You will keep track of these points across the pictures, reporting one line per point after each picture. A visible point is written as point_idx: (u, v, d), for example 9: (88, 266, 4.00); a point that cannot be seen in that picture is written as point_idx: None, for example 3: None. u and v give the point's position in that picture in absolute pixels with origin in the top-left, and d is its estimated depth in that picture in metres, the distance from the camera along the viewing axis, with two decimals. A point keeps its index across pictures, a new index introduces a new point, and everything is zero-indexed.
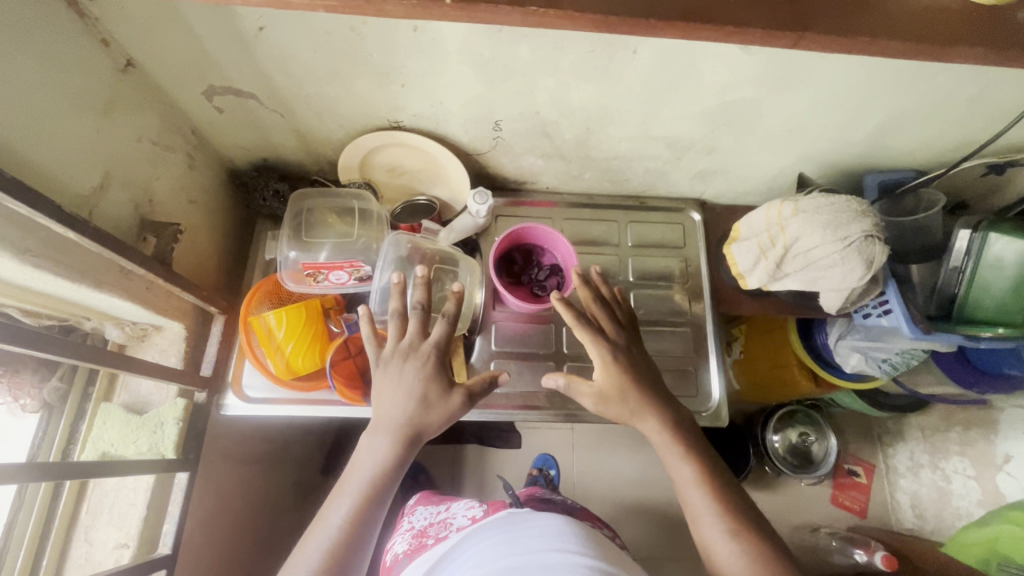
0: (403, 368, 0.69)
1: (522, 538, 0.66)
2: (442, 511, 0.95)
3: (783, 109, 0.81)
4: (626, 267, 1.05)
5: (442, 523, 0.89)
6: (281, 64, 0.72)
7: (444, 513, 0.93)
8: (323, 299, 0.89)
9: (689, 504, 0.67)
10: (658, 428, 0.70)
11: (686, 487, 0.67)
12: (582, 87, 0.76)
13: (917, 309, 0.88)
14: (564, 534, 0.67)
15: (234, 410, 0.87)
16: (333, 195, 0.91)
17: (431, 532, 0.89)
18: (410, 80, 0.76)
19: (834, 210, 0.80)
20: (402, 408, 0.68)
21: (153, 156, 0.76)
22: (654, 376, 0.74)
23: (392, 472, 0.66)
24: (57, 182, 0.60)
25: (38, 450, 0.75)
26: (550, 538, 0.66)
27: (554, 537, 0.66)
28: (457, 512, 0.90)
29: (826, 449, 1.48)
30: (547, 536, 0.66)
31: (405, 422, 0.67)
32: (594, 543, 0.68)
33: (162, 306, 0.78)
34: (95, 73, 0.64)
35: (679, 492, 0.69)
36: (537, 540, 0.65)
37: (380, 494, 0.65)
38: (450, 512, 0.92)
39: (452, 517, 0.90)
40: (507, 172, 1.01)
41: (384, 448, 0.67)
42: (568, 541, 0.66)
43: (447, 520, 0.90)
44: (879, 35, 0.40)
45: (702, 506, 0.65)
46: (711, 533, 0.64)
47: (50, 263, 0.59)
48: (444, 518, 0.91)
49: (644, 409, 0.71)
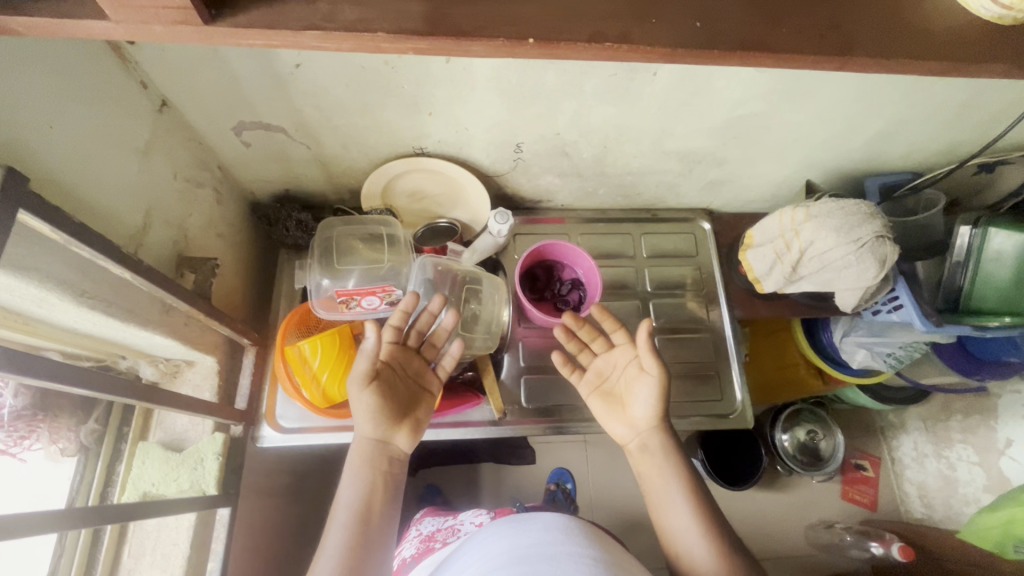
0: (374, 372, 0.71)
1: (530, 537, 0.65)
2: (449, 519, 0.96)
3: (790, 121, 0.85)
4: (642, 278, 1.08)
5: (449, 528, 0.91)
6: (312, 98, 0.74)
7: (451, 520, 0.94)
8: (353, 325, 0.89)
9: (664, 516, 0.70)
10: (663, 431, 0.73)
11: (666, 498, 0.70)
12: (604, 108, 0.80)
13: (927, 302, 0.91)
14: (571, 533, 0.66)
15: (270, 441, 0.87)
16: (358, 223, 0.93)
17: (438, 536, 0.91)
18: (438, 108, 0.78)
19: (845, 214, 0.83)
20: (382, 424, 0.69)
21: (186, 193, 0.76)
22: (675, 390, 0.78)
23: (382, 487, 0.67)
24: (109, 222, 0.60)
25: (77, 494, 0.74)
26: (559, 537, 0.65)
27: (558, 534, 0.66)
28: (464, 520, 0.91)
29: (834, 445, 1.50)
30: (553, 534, 0.66)
31: (377, 428, 0.69)
32: (599, 541, 0.67)
33: (197, 340, 0.79)
34: (136, 115, 0.65)
35: (653, 504, 0.71)
36: (540, 536, 0.65)
37: (377, 510, 0.65)
38: (457, 520, 0.93)
39: (459, 524, 0.91)
40: (524, 191, 1.04)
41: (369, 462, 0.67)
42: (576, 540, 0.65)
43: (454, 526, 0.91)
44: (921, 58, 0.40)
45: (677, 514, 0.69)
46: (689, 539, 0.67)
47: (104, 304, 0.59)
48: (451, 525, 0.92)
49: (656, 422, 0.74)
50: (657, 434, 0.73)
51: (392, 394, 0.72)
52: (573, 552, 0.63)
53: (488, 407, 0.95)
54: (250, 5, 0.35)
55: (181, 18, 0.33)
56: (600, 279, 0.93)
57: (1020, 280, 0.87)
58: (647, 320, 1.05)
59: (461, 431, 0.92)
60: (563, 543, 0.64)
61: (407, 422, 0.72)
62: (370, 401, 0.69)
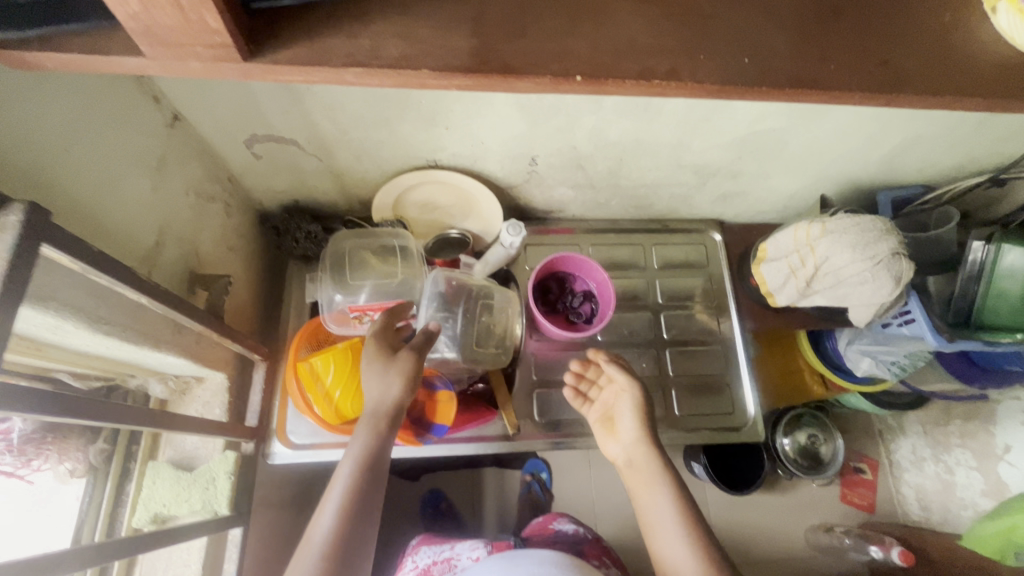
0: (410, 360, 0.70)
1: (524, 572, 0.69)
2: (444, 548, 0.94)
3: (808, 136, 0.85)
4: (653, 290, 1.07)
5: (446, 563, 0.90)
6: (329, 111, 0.72)
7: (446, 551, 0.93)
8: (366, 339, 0.89)
9: (657, 536, 0.68)
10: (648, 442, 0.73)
11: (656, 516, 0.68)
12: (622, 123, 0.79)
13: (939, 317, 0.92)
14: (563, 567, 0.70)
15: (281, 457, 0.85)
16: (369, 235, 0.92)
17: (435, 571, 0.90)
18: (455, 122, 0.77)
19: (862, 230, 0.83)
20: (398, 406, 0.67)
21: (197, 208, 0.75)
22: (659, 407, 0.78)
23: (385, 475, 0.63)
24: (125, 243, 0.59)
25: (86, 516, 0.73)
26: (552, 572, 0.68)
27: (551, 566, 0.69)
28: (461, 553, 0.91)
29: (834, 449, 1.49)
30: (546, 567, 0.69)
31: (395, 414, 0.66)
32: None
33: (208, 358, 0.77)
34: (149, 131, 0.64)
35: (648, 527, 0.69)
36: (532, 568, 0.69)
37: (373, 500, 0.61)
38: (453, 551, 0.92)
39: (457, 558, 0.90)
40: (536, 203, 1.03)
41: (377, 444, 0.64)
42: (568, 575, 0.68)
43: (451, 560, 0.90)
44: (965, 94, 0.40)
45: (669, 532, 0.66)
46: (680, 559, 0.64)
47: (119, 329, 0.58)
48: (447, 558, 0.91)
49: (639, 439, 0.73)
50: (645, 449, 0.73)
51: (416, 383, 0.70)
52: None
53: (501, 420, 0.94)
54: (290, 40, 0.34)
55: (221, 56, 0.32)
56: (614, 291, 0.92)
57: None
58: (658, 332, 1.05)
59: (474, 446, 0.92)
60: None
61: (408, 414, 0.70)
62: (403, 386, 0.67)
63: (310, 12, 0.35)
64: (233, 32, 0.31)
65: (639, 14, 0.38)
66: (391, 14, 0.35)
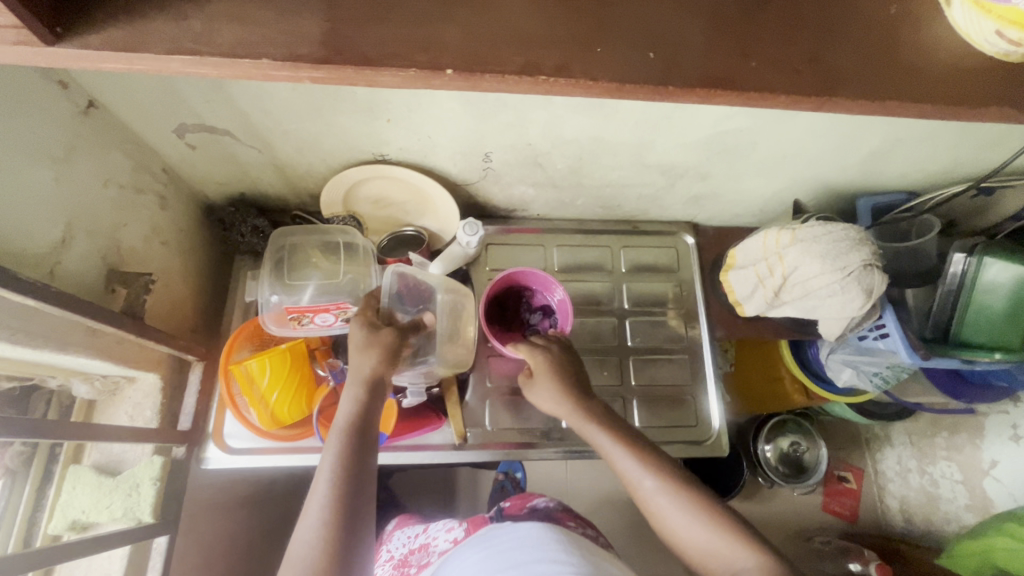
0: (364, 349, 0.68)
1: (503, 559, 0.63)
2: (420, 534, 0.88)
3: (778, 138, 0.80)
4: (619, 294, 1.03)
5: (423, 549, 0.83)
6: (257, 101, 0.68)
7: (422, 537, 0.87)
8: (308, 341, 0.85)
9: (660, 523, 0.62)
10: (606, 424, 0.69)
11: (652, 500, 0.63)
12: (576, 120, 0.74)
13: (913, 331, 0.86)
14: (550, 546, 0.63)
15: (217, 463, 0.82)
16: (317, 232, 0.87)
17: (412, 559, 0.84)
18: (396, 116, 0.72)
19: (832, 240, 0.78)
20: (366, 405, 0.64)
21: (120, 201, 0.70)
22: (578, 364, 0.77)
23: (367, 480, 0.59)
24: (13, 245, 0.54)
25: (1, 522, 0.70)
26: (531, 553, 0.62)
27: (537, 547, 0.63)
28: (436, 536, 0.83)
29: (817, 457, 1.39)
30: (533, 550, 0.62)
31: (363, 403, 0.64)
32: (585, 549, 0.65)
33: (134, 358, 0.74)
34: (54, 118, 0.59)
35: (651, 515, 0.64)
36: (520, 552, 0.63)
37: (357, 507, 0.57)
38: (429, 535, 0.85)
39: (432, 540, 0.83)
40: (497, 200, 0.98)
41: (351, 447, 0.61)
42: (550, 553, 0.62)
43: (427, 545, 0.83)
44: (905, 99, 0.35)
45: (672, 515, 0.61)
46: (700, 539, 0.60)
47: (8, 332, 0.54)
48: (423, 544, 0.84)
49: (583, 419, 0.70)
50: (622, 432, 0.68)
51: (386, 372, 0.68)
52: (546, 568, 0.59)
53: (449, 429, 0.90)
54: (107, 26, 0.31)
55: (15, 39, 0.29)
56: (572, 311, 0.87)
57: (1014, 312, 0.82)
58: (623, 338, 1.01)
59: (420, 455, 0.88)
60: (536, 559, 0.61)
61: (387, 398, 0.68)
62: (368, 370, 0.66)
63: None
64: (23, 13, 0.28)
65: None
66: None
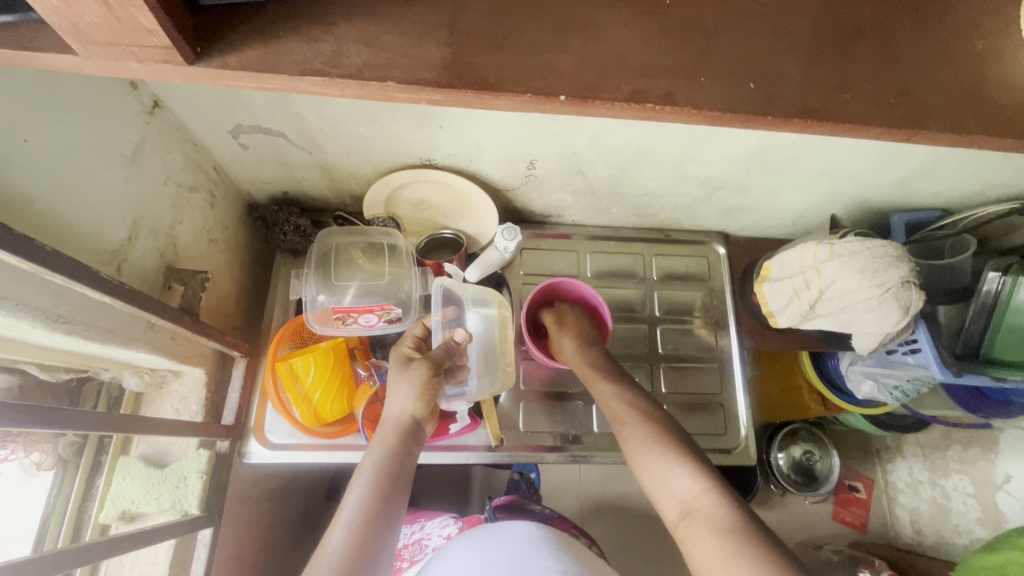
0: (408, 367, 0.74)
1: (497, 553, 0.67)
2: (415, 530, 0.94)
3: (821, 154, 0.81)
4: (650, 302, 1.04)
5: (416, 544, 0.89)
6: (315, 105, 0.69)
7: (417, 533, 0.92)
8: (349, 341, 0.86)
9: (635, 458, 0.68)
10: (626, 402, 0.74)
11: (634, 435, 0.70)
12: (625, 131, 0.75)
13: (946, 348, 0.87)
14: (538, 544, 0.69)
15: (258, 457, 0.84)
16: (359, 233, 0.88)
17: (405, 553, 0.90)
18: (449, 122, 0.74)
19: (871, 256, 0.79)
20: (413, 412, 0.72)
21: (177, 199, 0.72)
22: (596, 330, 0.88)
23: (396, 500, 0.64)
24: (91, 241, 0.56)
25: (53, 509, 0.71)
26: (525, 551, 0.67)
27: (523, 543, 0.69)
28: (430, 532, 0.90)
29: (829, 467, 1.34)
30: (521, 548, 0.68)
31: (411, 412, 0.72)
32: (569, 547, 0.71)
33: (184, 354, 0.75)
34: (124, 119, 0.60)
35: (630, 446, 0.69)
36: (507, 547, 0.68)
37: (382, 522, 0.61)
38: (424, 532, 0.91)
39: (426, 538, 0.89)
40: (534, 206, 0.99)
41: (395, 447, 0.68)
42: (543, 553, 0.67)
43: (422, 541, 0.89)
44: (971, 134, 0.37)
45: (643, 447, 0.67)
46: (670, 478, 0.63)
47: (81, 328, 0.56)
48: (418, 539, 0.90)
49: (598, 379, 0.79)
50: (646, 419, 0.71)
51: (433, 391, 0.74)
52: (541, 568, 0.65)
53: (485, 431, 0.91)
54: (241, 48, 0.35)
55: (162, 57, 0.33)
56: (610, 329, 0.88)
57: None
58: (653, 346, 1.02)
59: (455, 455, 0.89)
60: (531, 558, 0.66)
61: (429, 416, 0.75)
62: (412, 381, 0.73)
63: (271, 24, 0.35)
64: (174, 36, 0.32)
65: (634, 30, 0.37)
66: (354, 21, 0.36)
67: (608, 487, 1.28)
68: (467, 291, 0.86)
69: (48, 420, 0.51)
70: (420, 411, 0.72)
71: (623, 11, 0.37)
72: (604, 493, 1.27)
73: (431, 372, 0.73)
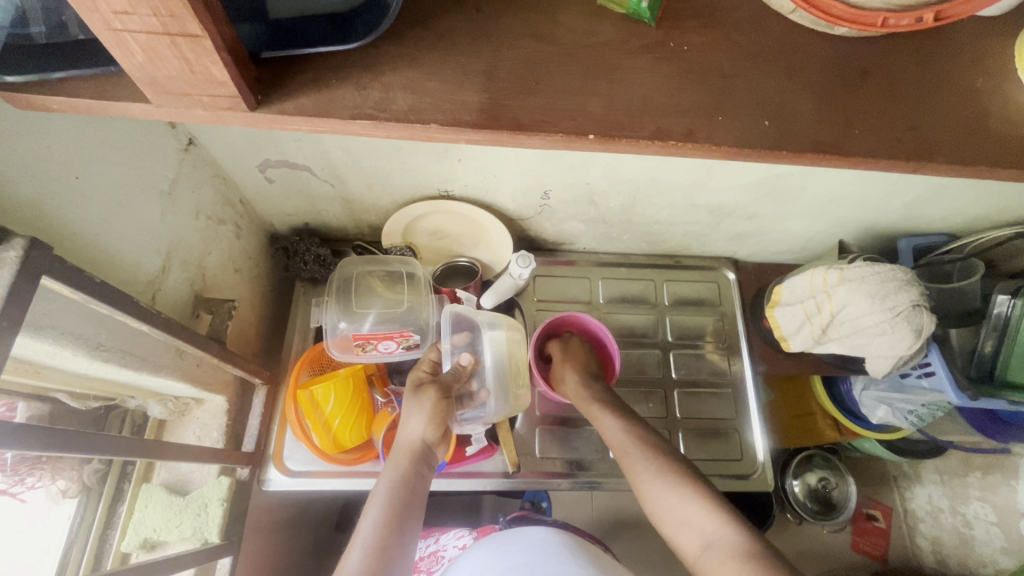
0: (418, 391, 0.74)
1: (513, 561, 0.67)
2: (430, 542, 0.94)
3: (826, 182, 0.84)
4: (662, 327, 1.05)
5: (432, 556, 0.89)
6: (342, 142, 0.72)
7: (433, 544, 0.92)
8: (368, 368, 0.88)
9: (638, 487, 0.69)
10: (617, 427, 0.76)
11: (637, 471, 0.70)
12: (637, 162, 0.78)
13: (960, 370, 0.85)
14: (555, 551, 0.68)
15: (277, 485, 0.85)
16: (378, 261, 0.90)
17: (422, 565, 0.89)
18: (467, 155, 0.77)
19: (880, 280, 0.80)
20: (424, 433, 0.70)
21: (207, 231, 0.74)
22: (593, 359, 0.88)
23: (410, 526, 0.64)
24: (131, 271, 0.59)
25: (76, 539, 0.71)
26: (542, 558, 0.67)
27: (541, 550, 0.68)
28: (446, 544, 0.90)
29: (846, 494, 1.31)
30: (538, 555, 0.67)
31: (422, 437, 0.70)
32: (590, 554, 0.69)
33: (209, 381, 0.76)
34: (162, 157, 0.63)
35: (630, 474, 0.71)
36: (523, 554, 0.68)
37: (395, 547, 0.61)
38: (440, 543, 0.91)
39: (442, 549, 0.89)
40: (547, 234, 1.02)
41: (407, 470, 0.68)
42: (560, 559, 0.67)
43: (437, 553, 0.89)
44: (974, 164, 0.40)
45: (649, 482, 0.68)
46: (673, 504, 0.64)
47: (118, 355, 0.57)
48: (434, 551, 0.90)
49: (598, 408, 0.79)
50: (635, 441, 0.73)
51: (446, 415, 0.72)
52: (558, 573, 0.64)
53: (501, 457, 0.92)
54: (297, 94, 0.38)
55: (226, 104, 0.36)
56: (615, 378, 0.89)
57: None
58: (667, 371, 1.03)
59: (472, 482, 0.89)
60: (548, 563, 0.66)
61: (442, 440, 0.74)
62: (423, 404, 0.71)
63: (324, 74, 0.39)
64: (239, 86, 0.35)
65: (654, 73, 0.40)
66: (400, 69, 0.39)
67: (623, 516, 1.26)
68: (480, 316, 0.86)
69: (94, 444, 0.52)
70: (429, 437, 0.71)
71: (644, 57, 0.40)
72: (618, 523, 1.25)
73: (440, 396, 0.72)
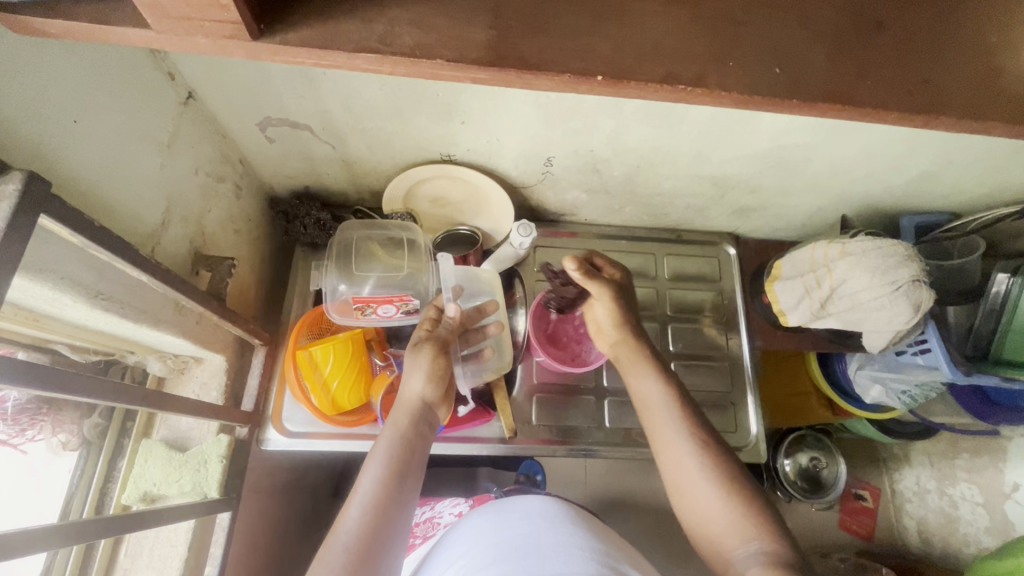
0: (418, 347, 0.74)
1: (513, 529, 0.68)
2: (427, 510, 0.95)
3: (832, 154, 0.83)
4: (661, 300, 1.05)
5: (428, 522, 0.91)
6: (345, 99, 0.71)
7: (428, 512, 0.94)
8: (366, 332, 0.88)
9: (675, 478, 0.65)
10: (659, 392, 0.70)
11: (671, 450, 0.66)
12: (641, 129, 0.77)
13: (955, 347, 0.86)
14: (554, 520, 0.69)
15: (275, 445, 0.85)
16: (377, 227, 0.90)
17: (418, 532, 0.90)
18: (471, 117, 0.76)
19: (883, 255, 0.80)
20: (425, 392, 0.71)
21: (206, 187, 0.74)
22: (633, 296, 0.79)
23: (408, 483, 0.64)
24: (130, 221, 0.59)
25: (75, 492, 0.72)
26: (542, 526, 0.68)
27: (540, 519, 0.69)
28: (442, 511, 0.91)
29: (836, 474, 1.32)
30: (539, 523, 0.68)
31: (420, 393, 0.71)
32: (591, 527, 0.70)
33: (208, 339, 0.76)
34: (161, 108, 0.62)
35: (661, 451, 0.67)
36: (523, 522, 0.69)
37: (394, 505, 0.61)
38: (435, 511, 0.93)
39: (439, 516, 0.91)
40: (549, 204, 1.01)
41: (408, 430, 0.68)
42: (559, 527, 0.68)
43: (433, 519, 0.91)
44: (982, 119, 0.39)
45: (686, 472, 0.64)
46: (705, 498, 0.62)
47: (118, 305, 0.57)
48: (429, 517, 0.92)
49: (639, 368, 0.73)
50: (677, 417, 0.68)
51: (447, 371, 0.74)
52: (558, 540, 0.65)
53: (498, 424, 0.92)
54: (300, 27, 0.37)
55: (229, 32, 0.36)
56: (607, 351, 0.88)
57: None
58: (665, 344, 1.03)
59: (470, 446, 0.90)
60: (548, 532, 0.66)
61: (445, 397, 0.76)
62: (422, 363, 0.72)
63: (328, 6, 0.38)
64: (242, 13, 0.35)
65: (665, 17, 0.39)
66: (405, 5, 0.38)
67: (616, 488, 1.28)
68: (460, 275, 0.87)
69: (96, 390, 0.52)
70: (429, 397, 0.72)
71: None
72: (610, 495, 1.27)
73: (438, 351, 0.73)
